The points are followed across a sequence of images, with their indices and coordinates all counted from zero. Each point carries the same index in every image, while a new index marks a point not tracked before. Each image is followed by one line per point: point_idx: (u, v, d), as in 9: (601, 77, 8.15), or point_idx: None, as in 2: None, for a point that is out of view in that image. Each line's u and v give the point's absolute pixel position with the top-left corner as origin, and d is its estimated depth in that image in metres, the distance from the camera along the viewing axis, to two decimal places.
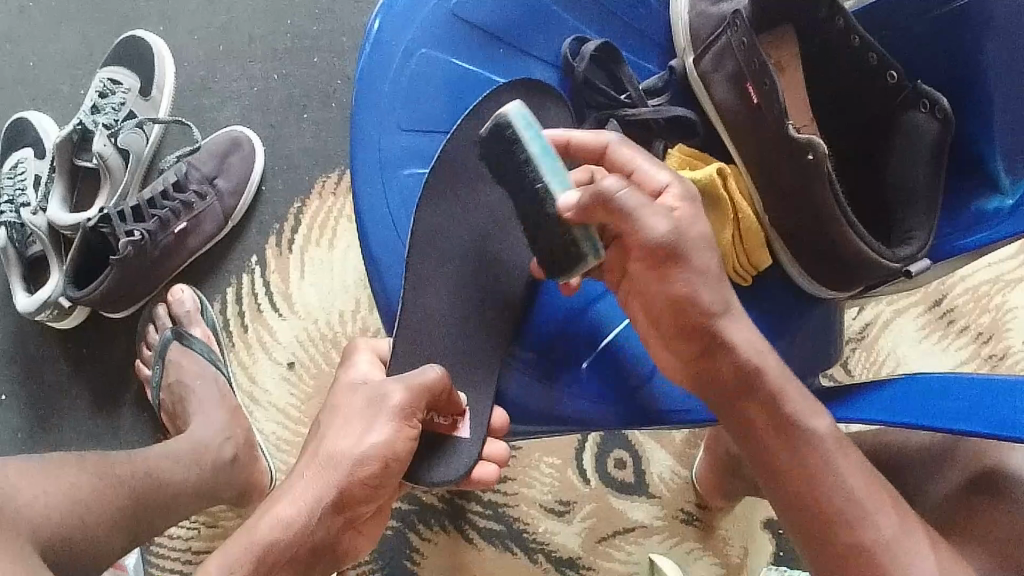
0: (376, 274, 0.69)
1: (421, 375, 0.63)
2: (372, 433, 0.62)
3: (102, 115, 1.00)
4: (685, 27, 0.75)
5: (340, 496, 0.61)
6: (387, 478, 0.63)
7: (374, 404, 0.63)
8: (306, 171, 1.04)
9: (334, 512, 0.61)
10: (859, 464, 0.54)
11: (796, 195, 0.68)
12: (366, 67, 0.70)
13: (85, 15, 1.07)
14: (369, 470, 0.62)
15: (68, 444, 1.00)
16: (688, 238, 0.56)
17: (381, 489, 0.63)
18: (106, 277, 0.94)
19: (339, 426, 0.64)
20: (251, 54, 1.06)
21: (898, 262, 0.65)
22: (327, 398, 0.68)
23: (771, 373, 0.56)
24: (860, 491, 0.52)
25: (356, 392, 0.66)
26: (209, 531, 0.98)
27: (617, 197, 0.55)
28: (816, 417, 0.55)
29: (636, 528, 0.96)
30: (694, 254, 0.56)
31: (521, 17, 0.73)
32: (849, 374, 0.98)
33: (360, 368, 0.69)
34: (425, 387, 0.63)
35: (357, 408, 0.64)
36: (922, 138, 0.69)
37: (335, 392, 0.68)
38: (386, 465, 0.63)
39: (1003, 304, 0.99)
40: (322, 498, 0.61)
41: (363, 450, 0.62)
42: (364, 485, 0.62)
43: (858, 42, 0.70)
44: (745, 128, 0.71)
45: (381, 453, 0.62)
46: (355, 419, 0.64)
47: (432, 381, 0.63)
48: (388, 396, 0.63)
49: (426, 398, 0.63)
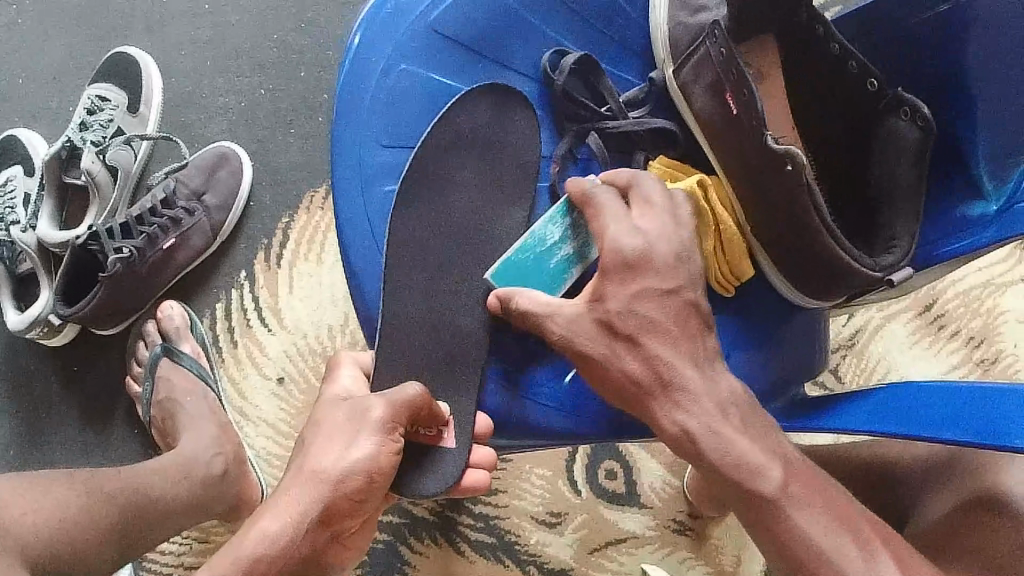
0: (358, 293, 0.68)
1: (400, 391, 0.63)
2: (355, 447, 0.63)
3: (90, 133, 1.00)
4: (663, 37, 0.75)
5: (325, 513, 0.62)
6: (371, 490, 0.64)
7: (356, 417, 0.64)
8: (292, 185, 1.04)
9: (319, 527, 0.62)
10: (820, 504, 0.53)
11: (777, 205, 0.68)
12: (346, 80, 0.70)
13: (73, 32, 1.07)
14: (352, 484, 0.63)
15: (60, 460, 1.00)
16: (589, 330, 0.59)
17: (364, 504, 0.64)
18: (95, 295, 0.95)
19: (322, 439, 0.64)
20: (239, 68, 1.06)
21: (879, 270, 0.65)
22: (311, 413, 0.68)
23: (703, 434, 0.55)
24: (823, 542, 0.52)
25: (339, 406, 0.66)
26: (200, 546, 0.98)
27: (533, 306, 0.61)
28: (752, 498, 0.53)
29: (629, 539, 0.95)
30: (596, 345, 0.59)
31: (501, 30, 0.73)
32: (839, 381, 0.98)
33: (344, 383, 0.69)
34: (406, 403, 0.63)
35: (340, 421, 0.65)
36: (903, 143, 0.69)
37: (319, 406, 0.68)
38: (371, 480, 0.63)
39: (993, 309, 0.99)
40: (309, 513, 0.61)
41: (348, 465, 0.62)
42: (348, 500, 0.63)
43: (838, 50, 0.70)
44: (727, 138, 0.71)
45: (365, 467, 0.63)
46: (337, 434, 0.64)
47: (412, 397, 0.63)
48: (369, 410, 0.63)
49: (406, 413, 0.63)
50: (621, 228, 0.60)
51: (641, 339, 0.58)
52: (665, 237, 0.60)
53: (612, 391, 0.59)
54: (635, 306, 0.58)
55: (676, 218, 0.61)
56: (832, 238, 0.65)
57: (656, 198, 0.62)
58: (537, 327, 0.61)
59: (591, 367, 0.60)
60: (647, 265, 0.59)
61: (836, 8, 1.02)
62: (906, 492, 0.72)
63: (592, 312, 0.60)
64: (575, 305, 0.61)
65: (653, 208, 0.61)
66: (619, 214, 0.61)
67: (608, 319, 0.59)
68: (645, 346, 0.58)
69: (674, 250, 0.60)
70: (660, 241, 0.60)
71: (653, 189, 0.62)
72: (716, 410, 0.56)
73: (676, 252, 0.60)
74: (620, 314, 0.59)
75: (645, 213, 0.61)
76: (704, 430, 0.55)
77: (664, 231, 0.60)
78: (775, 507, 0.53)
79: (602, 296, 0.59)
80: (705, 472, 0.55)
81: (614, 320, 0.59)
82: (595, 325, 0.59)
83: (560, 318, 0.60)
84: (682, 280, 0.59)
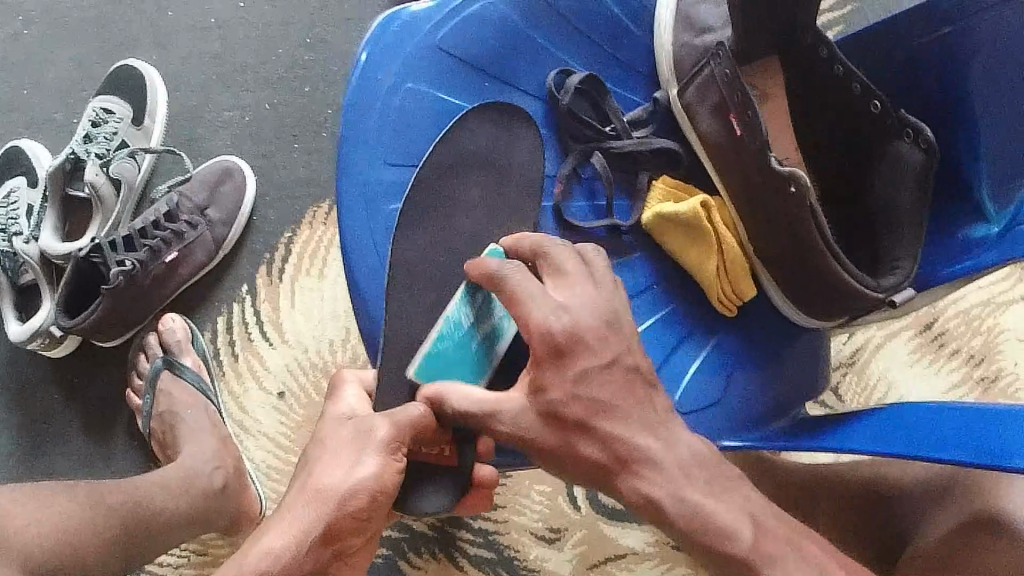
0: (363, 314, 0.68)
1: (403, 412, 0.63)
2: (360, 466, 0.62)
3: (94, 145, 1.01)
4: (668, 58, 0.75)
5: (328, 531, 0.62)
6: (375, 510, 0.63)
7: (361, 436, 0.64)
8: (296, 200, 1.04)
9: (322, 544, 0.62)
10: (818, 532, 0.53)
11: (780, 226, 0.68)
12: (353, 98, 0.70)
13: (79, 44, 1.08)
14: (356, 503, 0.62)
15: (59, 470, 1.00)
16: (535, 422, 0.58)
17: (370, 523, 0.64)
18: (97, 307, 0.95)
19: (327, 458, 0.64)
20: (244, 82, 1.07)
21: (882, 293, 0.65)
22: (315, 430, 0.68)
23: (669, 501, 0.55)
24: None
25: (345, 424, 0.66)
26: (199, 559, 0.98)
27: (469, 404, 0.60)
28: (754, 519, 0.53)
29: (628, 554, 0.95)
30: (546, 436, 0.58)
31: (508, 50, 0.74)
32: (840, 400, 0.98)
33: (348, 402, 0.69)
34: (410, 422, 0.62)
35: (346, 439, 0.65)
36: (906, 165, 0.69)
37: (324, 424, 0.68)
38: (375, 499, 0.63)
39: (994, 327, 0.99)
40: (312, 531, 0.61)
41: (353, 483, 0.62)
42: (353, 519, 0.62)
43: (842, 72, 0.70)
44: (731, 159, 0.71)
45: (370, 486, 0.62)
46: (343, 452, 0.64)
47: (416, 418, 0.63)
48: (374, 429, 0.63)
49: (411, 433, 0.63)
50: (546, 309, 0.57)
51: (594, 423, 0.57)
52: (588, 307, 0.58)
53: (574, 473, 0.58)
54: (580, 390, 0.57)
55: (595, 284, 0.59)
56: (833, 260, 0.65)
57: (572, 269, 0.59)
58: (478, 425, 0.60)
59: (546, 457, 0.58)
60: (579, 342, 0.57)
61: (840, 27, 1.03)
62: (904, 515, 0.73)
63: (535, 404, 0.58)
64: (516, 398, 0.59)
65: (570, 279, 0.59)
66: (535, 292, 0.57)
67: (551, 409, 0.57)
68: (596, 428, 0.57)
69: (601, 316, 0.58)
70: (584, 312, 0.57)
71: (565, 258, 0.60)
72: (680, 474, 0.56)
73: (604, 319, 0.58)
74: (565, 402, 0.57)
75: (564, 284, 0.59)
76: (668, 497, 0.55)
77: (586, 301, 0.58)
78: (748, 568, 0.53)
79: (543, 386, 0.57)
80: (676, 536, 0.55)
81: (559, 408, 0.57)
82: (540, 417, 0.58)
83: (504, 414, 0.59)
84: (618, 348, 0.58)
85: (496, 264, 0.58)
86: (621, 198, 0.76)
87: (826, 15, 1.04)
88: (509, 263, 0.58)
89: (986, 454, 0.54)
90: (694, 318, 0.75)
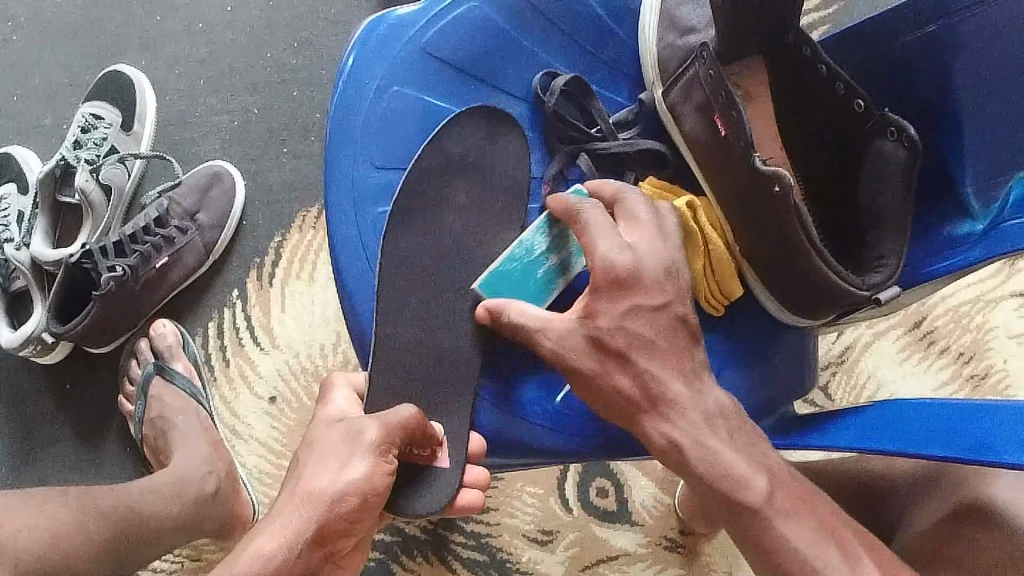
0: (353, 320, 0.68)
1: (394, 413, 0.64)
2: (349, 468, 0.63)
3: (84, 150, 1.00)
4: (652, 59, 0.75)
5: (318, 533, 0.62)
6: (365, 511, 0.64)
7: (350, 438, 0.64)
8: (285, 205, 1.04)
9: (313, 547, 0.62)
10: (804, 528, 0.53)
11: (765, 225, 0.69)
12: (339, 102, 0.70)
13: (67, 51, 1.08)
14: (346, 505, 0.63)
15: (51, 477, 1.00)
16: (582, 347, 0.61)
17: (359, 525, 0.64)
18: (87, 313, 0.95)
19: (315, 460, 0.64)
20: (232, 87, 1.07)
21: (867, 290, 0.65)
22: (304, 434, 0.68)
23: (691, 446, 0.57)
24: None
25: (333, 427, 0.66)
26: (192, 564, 0.97)
27: (527, 319, 0.62)
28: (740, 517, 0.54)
29: (621, 556, 0.95)
30: (587, 360, 0.61)
31: (493, 53, 0.74)
32: (829, 399, 0.98)
33: (337, 404, 0.69)
34: (400, 424, 0.63)
35: (333, 442, 0.65)
36: (889, 164, 0.69)
37: (313, 427, 0.68)
38: (365, 500, 0.63)
39: (982, 325, 1.00)
40: (303, 532, 0.61)
41: (343, 485, 0.62)
42: (343, 520, 0.63)
43: (825, 72, 0.71)
44: (716, 158, 0.71)
45: (360, 488, 0.63)
46: (333, 453, 0.64)
47: (407, 419, 0.63)
48: (363, 432, 0.63)
49: (400, 435, 0.63)
50: (612, 245, 0.61)
51: (632, 356, 0.60)
52: (652, 253, 0.61)
53: (605, 405, 0.61)
54: (625, 323, 0.60)
55: (665, 234, 0.62)
56: (821, 259, 0.66)
57: (643, 216, 0.63)
58: (527, 340, 0.62)
59: (585, 381, 0.61)
60: (637, 281, 0.60)
61: (825, 27, 1.03)
62: (890, 504, 0.73)
63: (583, 328, 0.61)
64: (569, 319, 0.62)
65: (642, 226, 0.63)
66: (604, 230, 0.62)
67: (598, 336, 0.60)
68: (635, 362, 0.60)
69: (663, 266, 0.61)
70: (648, 256, 0.61)
71: (639, 207, 0.64)
72: (704, 423, 0.58)
73: (667, 269, 0.61)
74: (610, 331, 0.60)
75: (632, 231, 0.63)
76: (690, 444, 0.57)
77: (650, 248, 0.61)
78: (761, 519, 0.54)
79: (593, 313, 0.61)
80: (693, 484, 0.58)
81: (603, 336, 0.60)
82: (587, 341, 0.61)
83: (556, 331, 0.61)
84: (670, 296, 0.61)
85: (575, 200, 0.63)
86: None
87: (811, 15, 1.04)
88: (588, 200, 0.63)
89: (970, 449, 0.54)
90: None
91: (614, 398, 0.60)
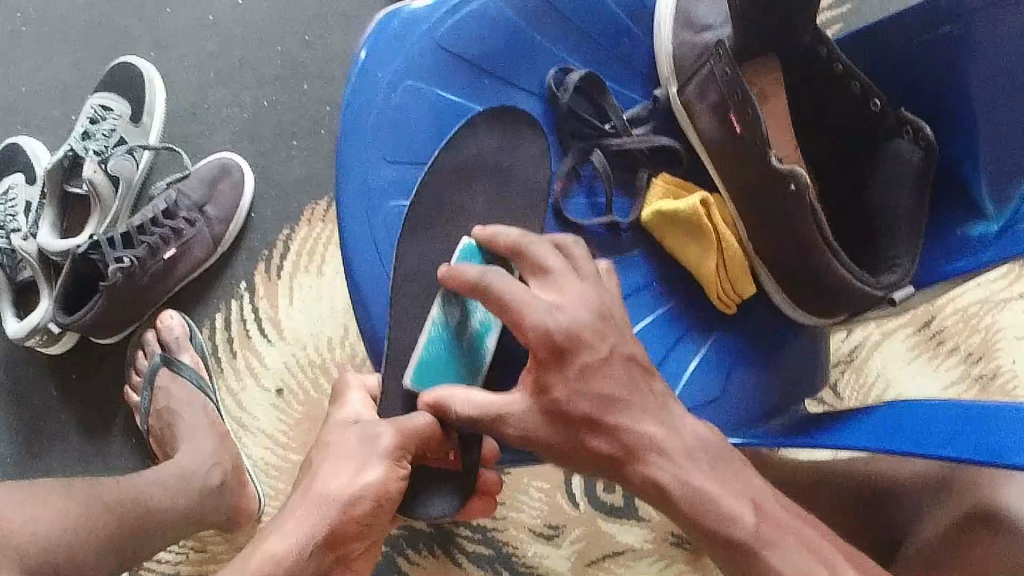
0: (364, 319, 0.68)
1: (412, 421, 0.62)
2: (365, 473, 0.63)
3: (93, 142, 1.01)
4: (668, 56, 0.75)
5: (331, 536, 0.62)
6: (378, 515, 0.64)
7: (365, 443, 0.64)
8: (293, 198, 1.04)
9: (325, 549, 0.62)
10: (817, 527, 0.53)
11: (779, 224, 0.68)
12: (353, 96, 0.70)
13: (77, 41, 1.07)
14: (361, 508, 0.63)
15: (58, 468, 1.00)
16: (545, 423, 0.58)
17: (372, 528, 0.64)
18: (94, 305, 0.95)
19: (331, 462, 0.64)
20: (242, 80, 1.07)
21: (882, 290, 0.65)
22: (319, 435, 0.68)
23: (674, 483, 0.55)
24: None
25: (348, 430, 0.66)
26: (197, 556, 0.97)
27: (473, 408, 0.59)
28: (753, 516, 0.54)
29: (627, 551, 0.95)
30: (555, 435, 0.58)
31: (508, 48, 0.74)
32: (838, 398, 0.98)
33: (352, 407, 0.69)
34: (415, 432, 0.62)
35: (348, 446, 0.65)
36: (905, 164, 0.69)
37: (327, 430, 0.68)
38: (380, 505, 0.63)
39: (992, 325, 0.99)
40: (314, 535, 0.62)
41: (356, 489, 0.62)
42: (357, 524, 0.63)
43: (841, 71, 0.70)
44: (730, 156, 0.71)
45: (374, 492, 0.63)
46: (348, 458, 0.64)
47: (421, 428, 0.62)
48: (378, 437, 0.63)
49: (416, 443, 0.63)
50: (542, 309, 0.56)
51: (604, 419, 0.57)
52: (579, 303, 0.57)
53: (586, 467, 0.58)
54: (584, 384, 0.56)
55: (582, 276, 0.59)
56: (836, 259, 0.65)
57: (555, 265, 0.59)
58: (486, 426, 0.59)
59: (559, 451, 0.58)
60: (578, 342, 0.56)
61: (839, 24, 1.03)
62: (899, 510, 0.73)
63: (541, 403, 0.57)
64: (520, 398, 0.58)
65: (554, 279, 0.58)
66: (524, 294, 0.56)
67: (558, 407, 0.57)
68: (606, 422, 0.57)
69: (593, 311, 0.57)
70: (577, 308, 0.57)
71: (545, 254, 0.59)
72: (686, 460, 0.56)
73: (597, 313, 0.57)
74: (571, 400, 0.57)
75: (549, 287, 0.58)
76: (676, 481, 0.55)
77: (577, 298, 0.57)
78: (748, 552, 0.53)
79: (546, 387, 0.57)
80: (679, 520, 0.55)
81: (565, 406, 0.57)
82: (544, 415, 0.58)
83: (511, 411, 0.58)
84: (613, 341, 0.57)
85: (477, 271, 0.57)
86: (620, 196, 0.76)
87: (825, 13, 1.03)
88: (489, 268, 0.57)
89: (985, 452, 0.54)
90: (693, 315, 0.75)
91: (594, 454, 0.57)
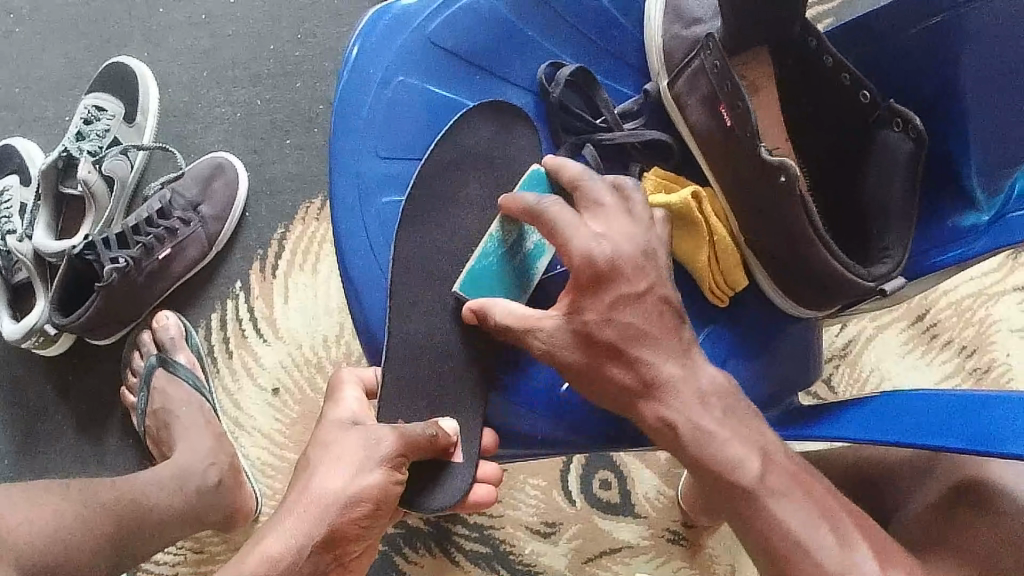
0: (359, 312, 0.68)
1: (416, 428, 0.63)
2: (363, 476, 0.63)
3: (87, 142, 1.01)
4: (658, 49, 0.75)
5: (331, 536, 0.62)
6: (376, 517, 0.64)
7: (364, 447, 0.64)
8: (288, 197, 1.04)
9: (323, 549, 0.62)
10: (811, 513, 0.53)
11: (771, 216, 0.68)
12: (344, 92, 0.71)
13: (71, 42, 1.08)
14: (359, 509, 0.63)
15: (54, 469, 1.00)
16: (571, 344, 0.58)
17: (371, 528, 0.65)
18: (91, 305, 0.95)
19: (329, 462, 0.64)
20: (236, 79, 1.07)
21: (873, 280, 0.65)
22: (315, 434, 0.68)
23: (686, 427, 0.55)
24: (805, 534, 0.51)
25: (345, 431, 0.66)
26: (195, 557, 0.97)
27: (512, 315, 0.60)
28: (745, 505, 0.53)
29: (624, 548, 0.95)
30: (579, 354, 0.58)
31: (499, 42, 0.74)
32: (832, 392, 0.98)
33: (348, 404, 0.70)
34: (417, 441, 0.63)
35: (348, 446, 0.65)
36: (895, 154, 0.69)
37: (323, 427, 0.69)
38: (377, 506, 0.63)
39: (985, 318, 0.99)
40: (312, 536, 0.62)
41: (355, 491, 0.62)
42: (355, 525, 0.63)
43: (831, 63, 0.70)
44: (721, 149, 0.71)
45: (373, 495, 0.63)
46: (347, 458, 0.64)
47: (423, 436, 0.63)
48: (378, 442, 0.63)
49: (416, 450, 0.63)
50: (585, 240, 0.57)
51: (629, 351, 0.57)
52: (626, 239, 0.58)
53: (604, 397, 0.58)
54: (613, 314, 0.57)
55: (630, 216, 0.59)
56: (827, 251, 0.66)
57: (604, 203, 0.60)
58: (517, 338, 0.60)
59: (577, 373, 0.58)
60: (618, 273, 0.57)
61: (829, 19, 1.03)
62: (887, 493, 0.73)
63: (572, 323, 0.58)
64: (556, 315, 0.59)
65: (603, 212, 0.59)
66: (569, 224, 0.58)
67: (588, 330, 0.57)
68: (631, 355, 0.57)
69: (639, 249, 0.58)
70: (624, 243, 0.58)
71: (599, 190, 0.60)
72: (699, 402, 0.55)
73: (642, 250, 0.58)
74: (599, 324, 0.57)
75: (598, 219, 0.59)
76: None
77: (624, 233, 0.58)
78: (745, 530, 0.53)
79: (580, 307, 0.58)
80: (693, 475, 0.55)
81: (593, 329, 0.57)
82: (574, 337, 0.58)
83: (544, 320, 0.59)
84: (653, 278, 0.58)
85: (533, 198, 0.60)
86: None
87: (815, 8, 1.04)
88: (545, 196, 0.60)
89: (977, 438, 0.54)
90: (684, 309, 0.76)
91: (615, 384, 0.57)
